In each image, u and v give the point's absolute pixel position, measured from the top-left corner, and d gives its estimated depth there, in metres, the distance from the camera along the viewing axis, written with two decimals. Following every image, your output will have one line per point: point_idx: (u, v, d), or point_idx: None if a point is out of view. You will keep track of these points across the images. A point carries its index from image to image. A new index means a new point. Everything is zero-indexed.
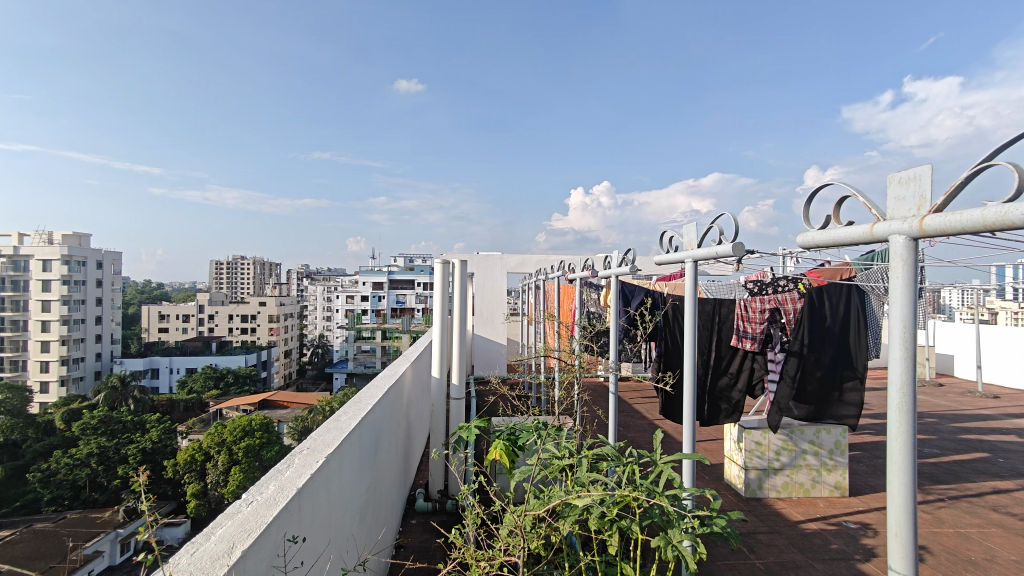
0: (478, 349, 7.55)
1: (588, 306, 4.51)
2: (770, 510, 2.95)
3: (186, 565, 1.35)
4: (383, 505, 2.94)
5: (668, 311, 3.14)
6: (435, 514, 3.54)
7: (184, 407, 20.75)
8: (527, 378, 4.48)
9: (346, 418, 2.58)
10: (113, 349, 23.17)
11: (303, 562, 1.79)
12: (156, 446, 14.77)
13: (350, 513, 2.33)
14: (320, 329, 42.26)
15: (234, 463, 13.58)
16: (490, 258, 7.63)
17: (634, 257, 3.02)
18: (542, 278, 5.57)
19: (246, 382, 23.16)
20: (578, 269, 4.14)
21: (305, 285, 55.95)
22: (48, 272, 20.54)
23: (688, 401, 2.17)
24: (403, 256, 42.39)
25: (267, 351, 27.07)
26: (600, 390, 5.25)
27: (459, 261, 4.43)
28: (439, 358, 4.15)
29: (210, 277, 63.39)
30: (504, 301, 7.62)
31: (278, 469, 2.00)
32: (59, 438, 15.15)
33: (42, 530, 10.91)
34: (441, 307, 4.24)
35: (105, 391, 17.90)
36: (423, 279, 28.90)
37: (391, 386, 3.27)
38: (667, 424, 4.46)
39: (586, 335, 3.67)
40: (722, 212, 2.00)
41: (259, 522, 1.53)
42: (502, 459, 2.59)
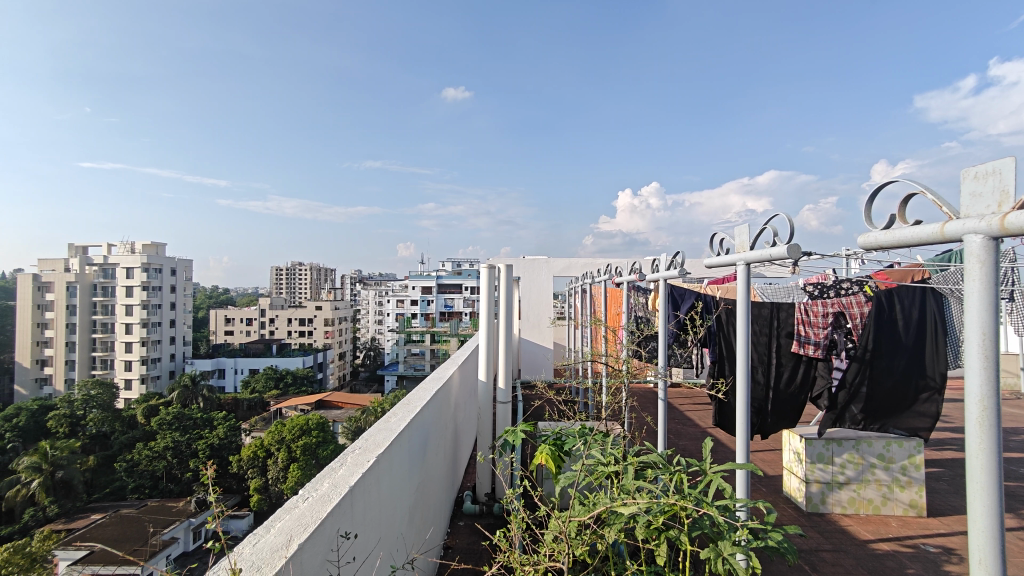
0: (523, 352, 7.58)
1: (636, 310, 4.42)
2: (835, 527, 2.78)
3: (249, 554, 1.44)
4: (431, 506, 2.99)
5: (720, 315, 3.02)
6: (483, 516, 3.58)
7: (247, 406, 21.96)
8: (573, 383, 4.42)
9: (396, 420, 2.66)
10: (186, 350, 24.84)
11: (354, 558, 1.85)
12: (223, 442, 15.70)
13: (399, 511, 2.40)
14: (372, 333, 43.73)
15: (292, 461, 14.24)
16: (536, 261, 7.63)
17: (683, 260, 2.93)
18: (588, 281, 5.53)
19: (303, 382, 24.25)
20: (626, 273, 4.06)
21: (357, 290, 58.07)
22: (130, 279, 22.26)
23: (741, 409, 2.10)
24: (451, 262, 43.45)
25: (323, 353, 28.28)
26: (649, 396, 5.13)
27: (505, 265, 4.48)
28: (486, 361, 4.21)
29: (270, 284, 67.00)
30: (550, 304, 7.59)
31: (332, 467, 2.08)
32: (140, 431, 16.43)
33: (127, 516, 11.87)
34: (487, 310, 4.29)
35: (178, 389, 19.19)
36: (471, 284, 29.84)
37: (439, 389, 3.35)
38: (720, 433, 4.30)
39: (634, 340, 3.59)
40: (776, 212, 1.90)
41: (314, 517, 1.61)
42: (549, 463, 2.58)
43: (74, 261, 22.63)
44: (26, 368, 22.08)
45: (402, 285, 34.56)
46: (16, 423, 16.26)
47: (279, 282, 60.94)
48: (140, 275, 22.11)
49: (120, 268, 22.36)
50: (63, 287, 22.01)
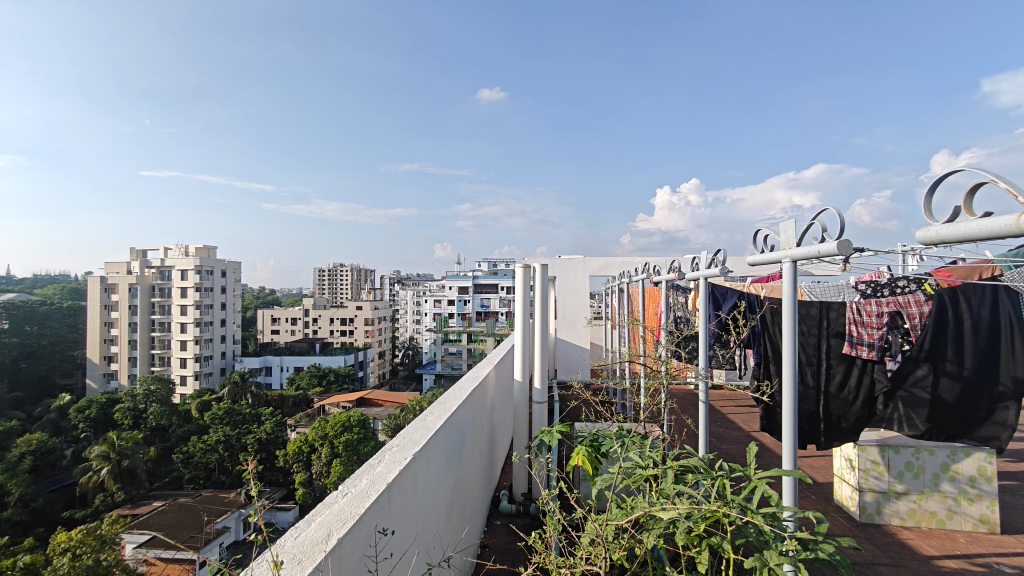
0: (560, 352, 7.53)
1: (675, 310, 4.31)
2: (894, 540, 2.62)
3: (291, 546, 1.48)
4: (468, 505, 3.01)
5: (764, 314, 2.88)
6: (519, 517, 3.58)
7: (293, 402, 22.96)
8: (611, 384, 4.34)
9: (432, 419, 2.67)
10: (235, 349, 25.96)
11: (391, 555, 1.87)
12: (270, 437, 16.33)
13: (436, 511, 2.42)
14: (410, 332, 44.57)
15: (335, 456, 14.66)
16: (572, 261, 7.57)
17: (725, 257, 2.83)
18: (625, 280, 5.44)
19: (345, 380, 24.91)
20: (664, 272, 3.97)
21: (396, 291, 59.31)
22: (186, 280, 23.48)
23: (788, 412, 2.00)
24: (487, 262, 43.76)
25: (364, 351, 29.01)
26: (689, 398, 4.99)
27: (540, 265, 4.44)
28: (521, 361, 4.21)
29: (315, 285, 69.28)
30: (586, 304, 7.51)
31: (370, 464, 2.12)
32: (195, 425, 17.28)
33: (185, 505, 12.50)
34: (522, 311, 4.28)
35: (229, 386, 20.07)
36: (507, 284, 29.99)
37: (475, 387, 3.36)
38: (765, 437, 4.14)
39: (673, 340, 3.50)
40: (825, 207, 1.80)
41: (353, 513, 1.64)
42: (586, 465, 2.54)
43: (135, 264, 24.08)
44: (95, 364, 23.67)
45: (438, 285, 35.03)
46: (86, 414, 17.43)
47: (322, 283, 63.01)
48: (194, 276, 23.28)
49: (176, 270, 23.58)
50: (127, 288, 23.46)
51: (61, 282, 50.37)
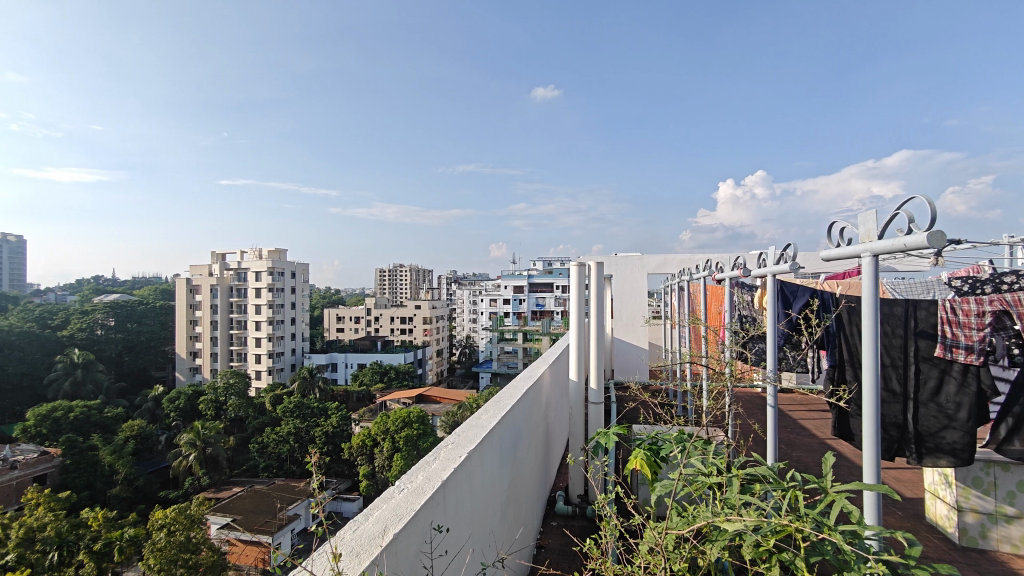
0: (617, 352, 7.36)
1: (740, 309, 4.09)
2: (1002, 569, 2.34)
3: (349, 539, 1.52)
4: (523, 505, 3.00)
5: (839, 313, 2.67)
6: (576, 519, 3.54)
7: (357, 397, 23.99)
8: (670, 386, 4.17)
9: (487, 417, 2.67)
10: (304, 345, 27.44)
11: (447, 552, 1.89)
12: (336, 430, 17.10)
13: (491, 510, 2.42)
14: (467, 331, 45.36)
15: (396, 450, 15.13)
16: (629, 259, 7.39)
17: (795, 253, 2.63)
18: (686, 278, 5.25)
19: (405, 377, 25.68)
20: (728, 269, 3.77)
21: (453, 290, 60.57)
22: (260, 281, 25.12)
23: (870, 419, 1.82)
24: (542, 261, 43.73)
25: (422, 349, 29.81)
26: (755, 401, 4.73)
27: (595, 263, 4.37)
28: (577, 361, 4.14)
29: (375, 285, 71.96)
30: (644, 304, 7.30)
31: (426, 460, 2.15)
32: (269, 417, 18.42)
33: (260, 491, 13.38)
34: (578, 309, 4.22)
35: (299, 380, 21.23)
36: (562, 282, 29.84)
37: (530, 387, 3.34)
38: (843, 446, 3.85)
39: (739, 340, 3.31)
40: (913, 193, 1.60)
41: (409, 509, 1.65)
42: (644, 469, 2.46)
43: (216, 266, 25.97)
44: (183, 358, 25.79)
45: (494, 284, 35.37)
46: (176, 404, 19.05)
47: (383, 283, 65.57)
48: (267, 278, 24.87)
49: (251, 271, 25.24)
50: (208, 288, 25.38)
51: (156, 285, 55.57)
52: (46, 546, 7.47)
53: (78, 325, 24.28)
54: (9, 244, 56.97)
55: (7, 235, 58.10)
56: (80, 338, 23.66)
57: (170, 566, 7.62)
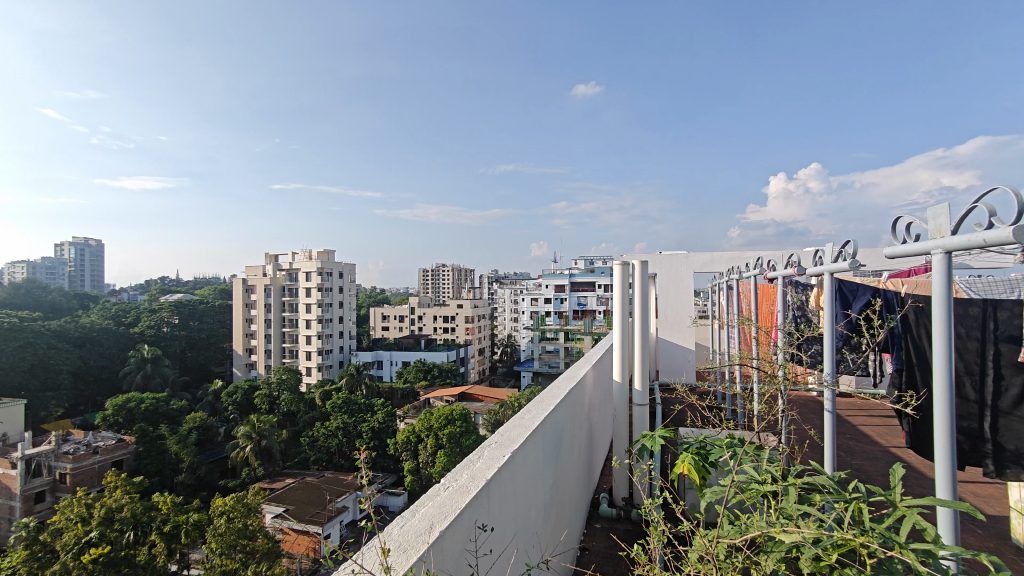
0: (662, 353, 7.19)
1: (794, 309, 3.89)
2: None
3: (397, 535, 1.56)
4: (567, 506, 2.98)
5: (905, 313, 2.50)
6: (620, 522, 3.49)
7: (401, 394, 24.52)
8: (718, 387, 4.04)
9: (530, 417, 2.67)
10: (351, 343, 28.33)
11: (491, 551, 1.90)
12: (382, 426, 17.51)
13: (534, 510, 2.41)
14: (508, 330, 45.53)
15: (439, 447, 15.37)
16: (674, 256, 7.19)
17: (854, 249, 2.48)
18: (735, 277, 5.06)
19: (448, 375, 26.04)
20: (781, 267, 3.61)
21: (495, 290, 60.92)
22: (311, 281, 26.12)
23: (943, 428, 1.68)
24: (584, 259, 43.27)
25: (465, 347, 30.16)
26: (811, 405, 4.51)
27: (639, 262, 4.29)
28: (621, 361, 4.08)
29: (419, 285, 73.43)
30: (690, 303, 7.10)
31: (471, 459, 2.17)
32: (319, 411, 19.13)
33: (311, 483, 13.92)
34: (622, 308, 4.16)
35: (347, 377, 21.95)
36: (604, 281, 29.44)
37: (573, 387, 3.31)
38: (910, 455, 3.62)
39: (793, 342, 3.16)
40: (994, 186, 1.46)
41: (455, 507, 1.67)
42: (692, 474, 2.38)
43: (269, 267, 27.18)
44: (240, 354, 27.19)
45: (535, 283, 35.34)
46: (234, 398, 20.10)
47: (426, 282, 66.94)
48: (317, 278, 25.85)
49: (302, 271, 26.29)
50: (263, 288, 26.61)
51: (217, 285, 59.05)
52: (123, 526, 8.05)
53: (148, 323, 26.07)
54: (90, 247, 62.07)
55: (87, 238, 63.06)
56: (150, 335, 25.37)
57: (229, 550, 8.10)
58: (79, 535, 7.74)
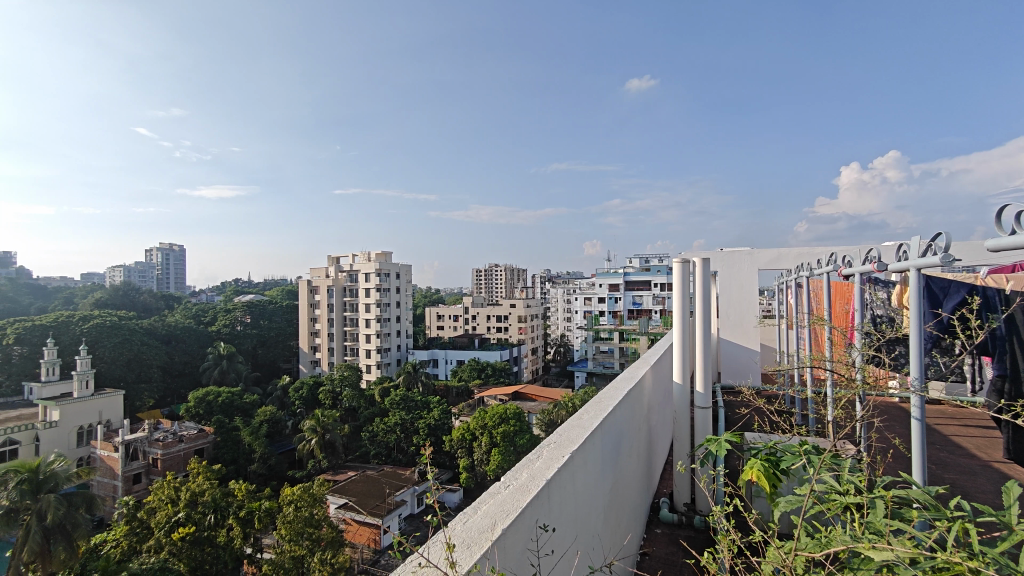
0: (724, 354, 6.90)
1: (874, 308, 3.59)
2: None
3: (461, 531, 1.58)
4: (626, 510, 2.92)
5: (1012, 312, 2.26)
6: (682, 528, 3.37)
7: (456, 393, 24.94)
8: (786, 391, 3.81)
9: (588, 417, 2.63)
10: (409, 342, 29.10)
11: (553, 551, 1.89)
12: (437, 423, 17.90)
13: (594, 512, 2.37)
14: (562, 330, 45.28)
15: (494, 445, 15.50)
16: (737, 253, 6.86)
17: (948, 241, 2.24)
18: (805, 274, 4.75)
19: (502, 374, 26.21)
20: (858, 263, 3.34)
21: (547, 290, 60.80)
22: (370, 282, 27.11)
23: None
24: (639, 258, 42.18)
25: (518, 346, 30.27)
26: (895, 412, 4.16)
27: (700, 259, 4.11)
28: (681, 362, 3.94)
29: (473, 285, 74.49)
30: (755, 302, 6.75)
31: (530, 459, 2.16)
32: (378, 408, 19.80)
33: (371, 476, 14.45)
34: (682, 307, 4.01)
35: (404, 374, 22.62)
36: (661, 280, 28.58)
37: (631, 388, 3.23)
38: (1017, 471, 3.26)
39: (873, 343, 2.92)
40: None
41: (516, 506, 1.67)
42: (761, 482, 2.24)
43: (331, 268, 28.45)
44: (306, 352, 28.70)
45: (589, 282, 34.82)
46: (300, 393, 21.22)
47: (479, 282, 67.79)
48: (375, 278, 26.78)
49: (361, 273, 27.35)
50: (326, 289, 27.91)
51: (287, 285, 62.76)
52: (205, 509, 8.63)
53: (224, 322, 28.03)
54: (176, 252, 67.39)
55: (172, 246, 68.71)
56: (225, 333, 27.26)
57: (298, 537, 8.57)
58: (170, 515, 8.45)
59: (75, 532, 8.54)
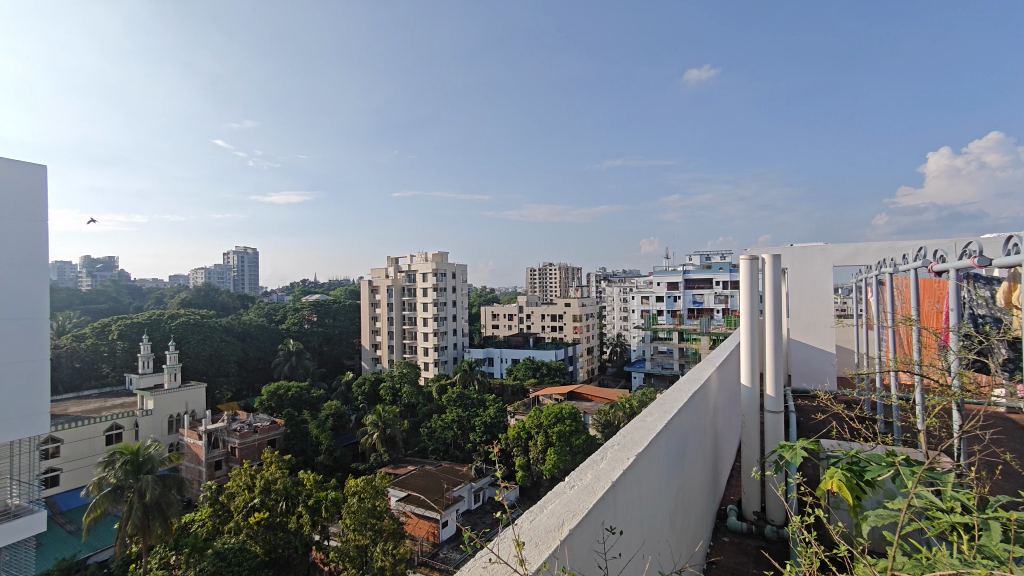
0: (796, 357, 6.51)
1: (975, 307, 3.24)
2: None
3: (530, 529, 1.58)
4: (693, 516, 2.82)
5: None
6: (751, 537, 3.22)
7: (512, 391, 25.10)
8: (868, 397, 3.51)
9: (652, 419, 2.56)
10: (465, 340, 29.57)
11: (621, 555, 1.85)
12: (493, 421, 18.05)
13: (661, 516, 2.31)
14: (618, 329, 44.47)
15: (549, 445, 15.45)
16: (809, 248, 6.44)
17: None
18: (888, 270, 4.38)
19: (557, 373, 26.07)
20: (955, 259, 3.04)
21: (602, 289, 59.85)
22: (427, 281, 27.79)
23: None
24: (697, 256, 40.47)
25: (574, 346, 30.04)
26: (999, 423, 3.76)
27: (770, 255, 3.90)
28: (748, 364, 3.76)
29: (527, 284, 74.67)
30: (829, 301, 6.32)
31: (594, 460, 2.13)
32: (436, 405, 20.27)
33: (430, 471, 14.81)
34: (751, 306, 3.82)
35: (461, 372, 23.01)
36: (723, 278, 27.39)
37: (696, 390, 3.11)
38: None
39: (974, 347, 2.64)
40: None
41: (582, 507, 1.64)
42: (844, 493, 2.05)
43: (390, 269, 29.45)
44: (367, 349, 29.84)
45: (646, 281, 33.90)
46: (363, 388, 22.10)
47: (533, 283, 67.89)
48: (432, 279, 27.49)
49: (419, 272, 28.14)
50: (386, 288, 28.91)
51: (350, 285, 65.70)
52: (278, 496, 9.13)
53: (293, 321, 29.74)
54: (249, 256, 72.33)
55: (245, 249, 73.94)
56: (294, 331, 28.89)
57: (362, 527, 8.91)
58: (248, 499, 9.05)
59: (169, 511, 9.35)
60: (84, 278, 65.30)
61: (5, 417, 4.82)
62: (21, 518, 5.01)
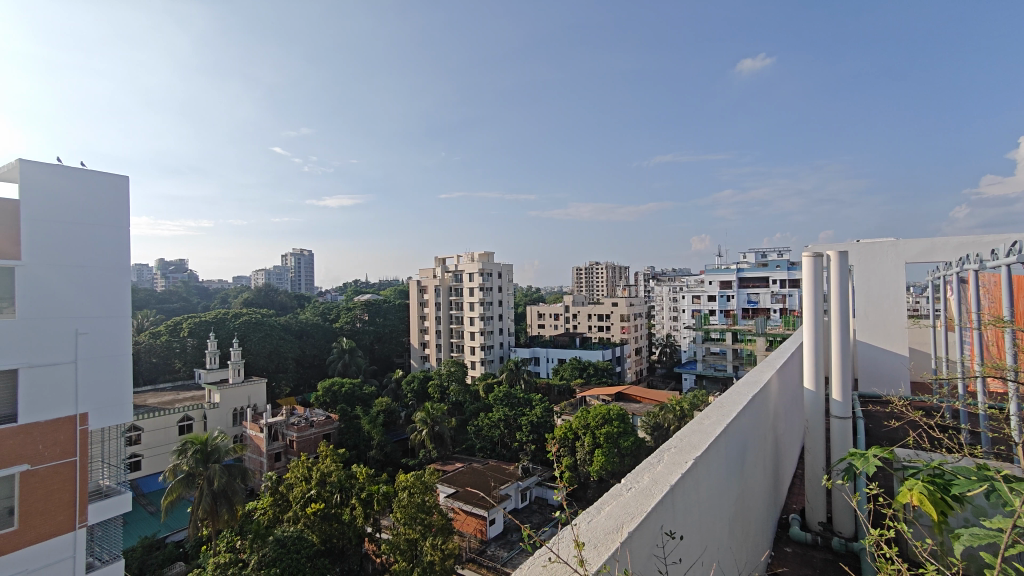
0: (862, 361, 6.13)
1: None
2: None
3: (587, 530, 1.55)
4: (753, 523, 2.70)
5: None
6: (816, 549, 3.04)
7: (558, 392, 24.96)
8: (947, 404, 3.24)
9: (709, 423, 2.46)
10: (511, 340, 29.69)
11: (682, 561, 1.81)
12: (540, 420, 17.82)
13: (721, 523, 2.22)
14: (667, 330, 43.29)
15: (597, 446, 15.29)
16: (879, 243, 6.01)
17: None
18: (974, 265, 4.02)
19: (604, 374, 25.74)
20: None
21: (650, 288, 58.53)
22: (473, 280, 28.11)
23: None
24: (752, 254, 38.74)
25: (621, 346, 29.57)
26: None
27: (835, 252, 3.66)
28: (811, 367, 3.55)
29: (573, 283, 74.17)
30: (901, 300, 5.89)
31: (650, 462, 2.08)
32: (483, 403, 20.46)
33: (477, 469, 14.91)
34: (815, 306, 3.60)
35: (507, 371, 23.09)
36: (780, 276, 26.11)
37: (756, 393, 2.96)
38: None
39: None
40: None
41: (641, 509, 1.60)
42: (927, 508, 1.89)
43: (438, 269, 30.00)
44: (416, 348, 30.52)
45: (698, 279, 32.80)
46: (412, 386, 22.64)
47: (579, 282, 67.38)
48: (479, 278, 27.79)
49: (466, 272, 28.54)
50: (433, 288, 29.47)
51: (399, 285, 67.69)
52: (333, 488, 9.48)
53: (346, 320, 30.87)
54: (305, 258, 75.80)
55: (302, 250, 77.45)
56: (347, 330, 29.99)
57: (412, 521, 9.12)
58: (305, 490, 9.46)
59: (235, 498, 9.90)
60: (161, 279, 70.63)
61: (94, 406, 5.23)
62: (111, 498, 5.40)
